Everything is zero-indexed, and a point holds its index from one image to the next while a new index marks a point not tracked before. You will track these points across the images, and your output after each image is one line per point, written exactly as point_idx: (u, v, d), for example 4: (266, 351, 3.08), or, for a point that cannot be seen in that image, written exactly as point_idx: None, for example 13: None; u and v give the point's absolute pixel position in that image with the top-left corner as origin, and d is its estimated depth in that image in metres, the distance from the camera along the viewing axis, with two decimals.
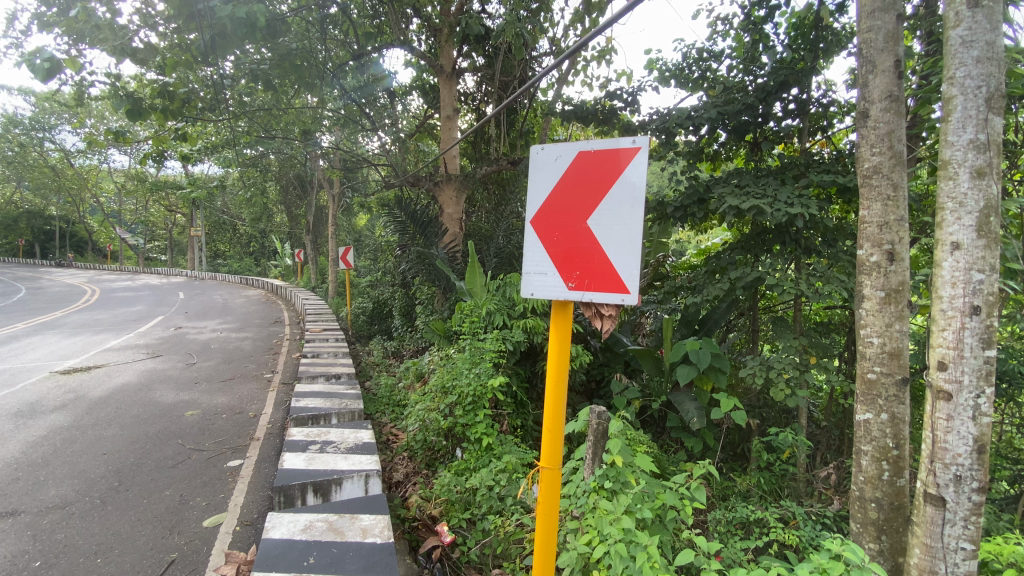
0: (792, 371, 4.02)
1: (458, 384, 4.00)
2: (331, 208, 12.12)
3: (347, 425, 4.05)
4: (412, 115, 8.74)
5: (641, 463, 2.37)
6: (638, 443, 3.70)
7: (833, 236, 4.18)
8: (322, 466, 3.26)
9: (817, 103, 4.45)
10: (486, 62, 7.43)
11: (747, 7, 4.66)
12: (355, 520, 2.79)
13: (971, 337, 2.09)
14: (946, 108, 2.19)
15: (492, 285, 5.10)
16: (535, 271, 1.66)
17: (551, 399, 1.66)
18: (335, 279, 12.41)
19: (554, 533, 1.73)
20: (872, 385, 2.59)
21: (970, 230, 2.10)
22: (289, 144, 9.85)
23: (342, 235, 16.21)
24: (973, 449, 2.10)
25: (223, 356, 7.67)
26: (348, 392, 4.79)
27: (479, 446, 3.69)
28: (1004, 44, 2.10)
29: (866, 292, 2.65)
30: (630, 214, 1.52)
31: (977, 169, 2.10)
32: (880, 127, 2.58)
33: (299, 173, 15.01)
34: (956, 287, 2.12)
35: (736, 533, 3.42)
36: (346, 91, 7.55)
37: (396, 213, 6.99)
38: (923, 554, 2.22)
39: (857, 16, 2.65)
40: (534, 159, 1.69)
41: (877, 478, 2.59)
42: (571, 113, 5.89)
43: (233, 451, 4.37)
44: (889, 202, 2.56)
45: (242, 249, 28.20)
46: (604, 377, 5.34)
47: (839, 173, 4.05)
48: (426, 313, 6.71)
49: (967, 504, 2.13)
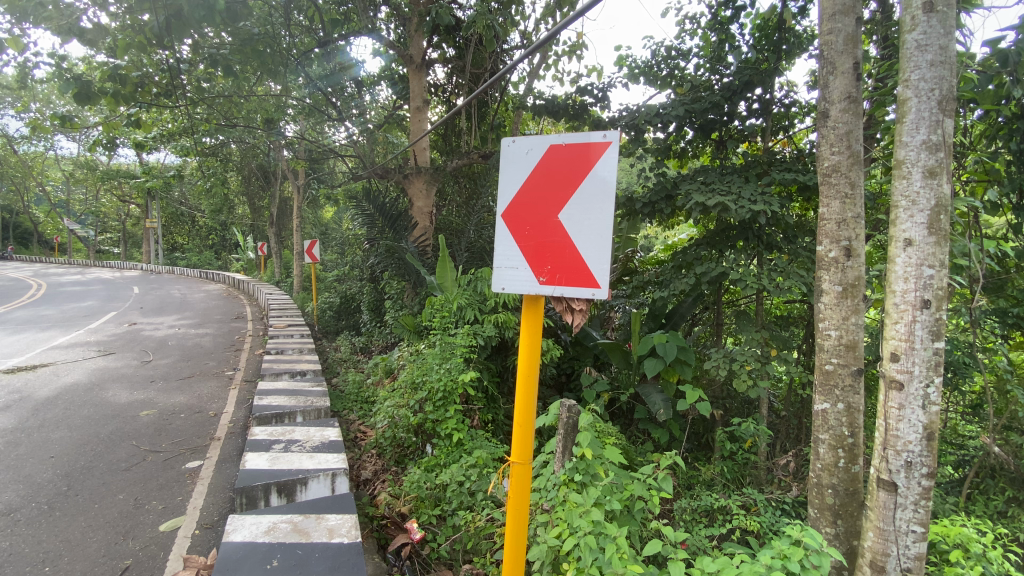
0: (755, 362, 4.15)
1: (428, 379, 3.92)
2: (296, 201, 11.74)
3: (313, 423, 3.95)
4: (381, 106, 8.53)
5: (610, 455, 2.40)
6: (606, 435, 3.77)
7: (792, 233, 4.34)
8: (287, 465, 3.18)
9: (780, 103, 4.58)
10: (457, 53, 7.29)
11: (714, 7, 4.77)
12: (322, 520, 2.73)
13: (922, 330, 2.19)
14: (900, 110, 2.29)
15: (462, 280, 5.01)
16: (506, 265, 1.64)
17: (522, 394, 1.65)
18: (300, 274, 12.09)
19: (525, 527, 1.72)
20: (830, 375, 2.70)
21: (921, 228, 2.20)
22: (252, 133, 9.52)
23: (308, 229, 15.88)
24: (922, 436, 2.21)
25: (182, 353, 7.36)
26: (314, 389, 4.67)
27: (449, 442, 3.64)
28: (955, 48, 2.20)
29: (825, 286, 2.74)
30: (601, 209, 1.52)
31: (929, 169, 2.20)
32: (840, 127, 2.66)
33: (262, 163, 14.50)
34: (908, 282, 2.22)
35: (701, 521, 3.54)
36: (312, 79, 7.34)
37: (364, 205, 6.80)
38: (877, 538, 2.33)
39: (819, 19, 2.73)
40: (505, 152, 1.67)
41: (833, 466, 2.70)
42: (542, 107, 5.81)
43: (192, 452, 4.21)
44: (847, 200, 2.66)
45: (200, 242, 27.15)
46: (574, 370, 5.39)
47: (799, 172, 4.19)
48: (395, 309, 6.60)
49: (917, 489, 2.24)
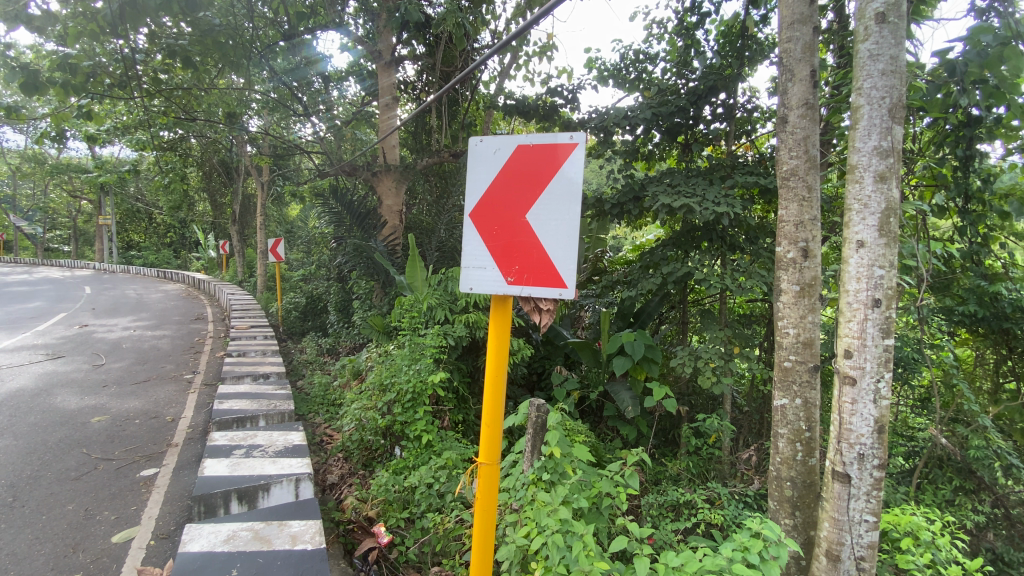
0: (719, 360, 4.26)
1: (397, 381, 3.85)
2: (259, 198, 11.34)
3: (276, 427, 3.83)
4: (349, 102, 8.34)
5: (578, 453, 2.42)
6: (575, 433, 3.81)
7: (754, 234, 4.49)
8: (248, 472, 3.08)
9: (743, 108, 4.72)
10: (427, 50, 7.17)
11: (681, 13, 4.88)
12: (284, 527, 2.65)
13: (873, 327, 2.30)
14: (854, 116, 2.39)
15: (432, 280, 4.95)
16: (473, 265, 1.63)
17: (490, 394, 1.64)
18: (264, 273, 11.72)
19: (493, 527, 1.71)
20: (788, 372, 2.79)
21: (872, 230, 2.30)
22: (213, 127, 9.17)
23: (273, 227, 15.42)
24: (873, 429, 2.32)
25: (137, 356, 7.03)
26: (277, 392, 4.53)
27: (418, 444, 3.59)
28: (905, 59, 2.31)
29: (784, 286, 2.84)
30: (567, 210, 1.53)
31: (880, 174, 2.30)
32: (798, 132, 2.76)
33: (224, 158, 13.96)
34: (860, 281, 2.32)
35: (668, 516, 3.61)
36: (276, 73, 7.12)
37: (331, 203, 6.67)
38: (832, 528, 2.43)
39: (778, 26, 2.82)
40: (472, 151, 1.65)
41: (791, 459, 2.80)
42: (512, 107, 5.81)
43: (148, 459, 4.02)
44: (804, 203, 2.76)
45: (158, 240, 26.04)
46: (544, 369, 5.41)
47: (761, 175, 4.32)
48: (363, 309, 6.47)
49: (868, 480, 2.34)
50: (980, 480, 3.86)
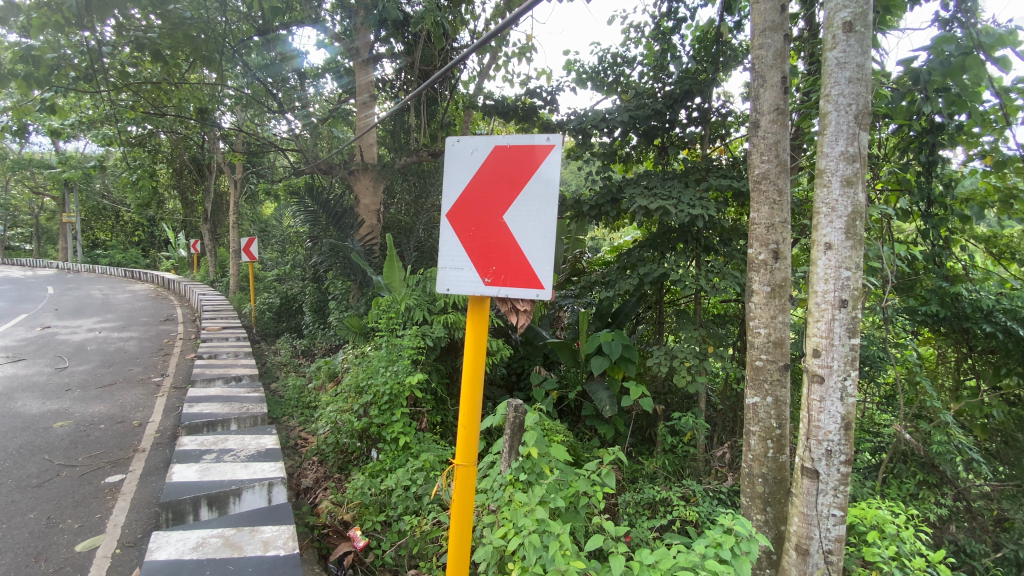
0: (693, 359, 4.34)
1: (373, 383, 3.79)
2: (232, 196, 11.04)
3: (248, 430, 3.74)
4: (326, 100, 8.19)
5: (556, 453, 2.43)
6: (553, 433, 3.83)
7: (727, 235, 4.58)
8: (218, 477, 3.00)
9: (717, 112, 4.82)
10: (405, 49, 7.07)
11: (657, 17, 4.95)
12: (256, 533, 2.59)
13: (840, 327, 2.37)
14: (822, 122, 2.45)
15: (410, 280, 4.90)
16: (450, 266, 1.62)
17: (467, 395, 1.64)
18: (237, 273, 11.42)
19: (470, 529, 1.70)
20: (760, 371, 2.85)
21: (839, 232, 2.37)
22: (183, 123, 8.91)
23: (246, 226, 15.05)
24: (841, 425, 2.39)
25: (103, 359, 6.78)
26: (250, 395, 4.43)
27: (395, 446, 3.56)
28: (870, 67, 2.39)
29: (755, 287, 2.90)
30: (544, 211, 1.54)
31: (846, 178, 2.38)
32: (769, 137, 2.83)
33: (195, 154, 13.56)
34: (828, 282, 2.39)
35: (644, 513, 3.66)
36: (250, 68, 6.95)
37: (307, 202, 6.55)
38: (801, 522, 2.49)
39: (751, 33, 2.88)
40: (449, 151, 1.65)
41: (763, 456, 2.86)
42: (491, 108, 5.81)
43: (113, 466, 3.88)
44: (775, 206, 2.83)
45: (126, 239, 25.17)
46: (523, 369, 5.42)
47: (734, 178, 4.40)
48: (339, 309, 6.37)
49: (836, 475, 2.41)
50: (943, 474, 4.02)
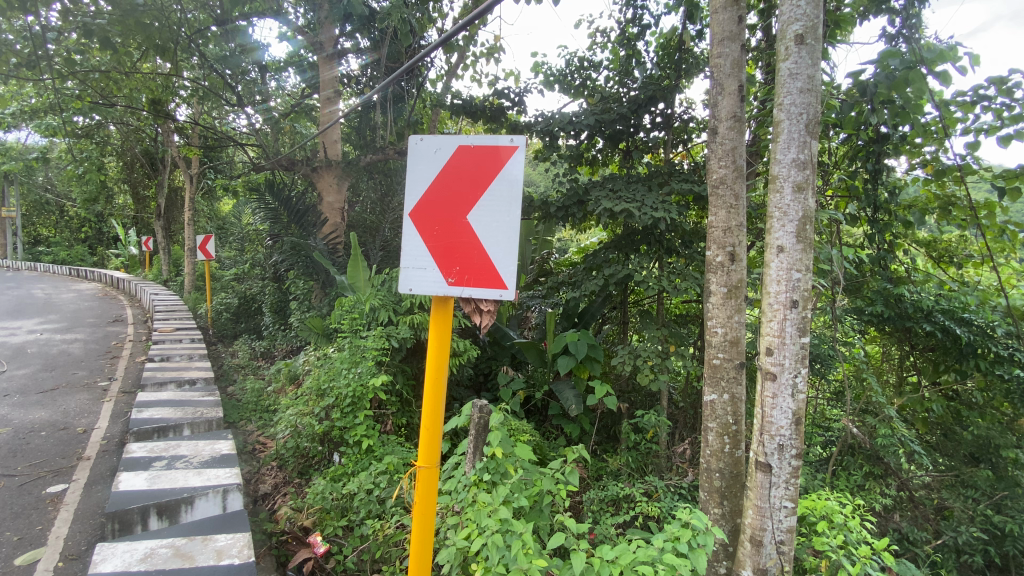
0: (656, 358, 4.44)
1: (336, 385, 3.70)
2: (187, 192, 10.54)
3: (202, 436, 3.60)
4: (288, 94, 7.93)
5: (520, 452, 2.43)
6: (519, 432, 3.85)
7: (688, 238, 4.71)
8: (169, 484, 2.88)
9: (680, 118, 4.94)
10: (371, 45, 6.93)
11: (623, 23, 5.04)
12: (209, 542, 2.50)
13: (791, 326, 2.47)
14: (775, 130, 2.56)
15: (376, 280, 4.81)
16: (413, 266, 1.60)
17: (430, 396, 1.62)
18: (192, 271, 10.94)
19: (432, 530, 1.69)
20: (717, 369, 2.94)
21: (791, 236, 2.48)
22: (134, 114, 8.47)
23: (202, 223, 14.42)
24: (792, 420, 2.50)
25: (44, 362, 6.38)
26: (204, 399, 4.25)
27: (358, 450, 3.50)
28: (820, 79, 2.50)
29: (713, 288, 2.99)
30: (508, 211, 1.55)
31: (797, 184, 2.48)
32: (726, 143, 2.94)
33: (147, 147, 12.92)
34: (780, 283, 2.49)
35: (608, 510, 3.73)
36: (207, 59, 6.67)
37: (268, 199, 6.33)
38: (755, 515, 2.59)
39: (710, 41, 2.97)
40: (412, 149, 1.63)
41: (720, 451, 2.95)
42: (459, 107, 5.77)
43: (55, 475, 3.66)
44: (731, 210, 2.92)
45: (69, 235, 23.65)
46: (491, 370, 5.40)
47: (695, 183, 4.54)
48: (301, 310, 6.21)
49: (787, 468, 2.52)
50: (888, 466, 4.26)
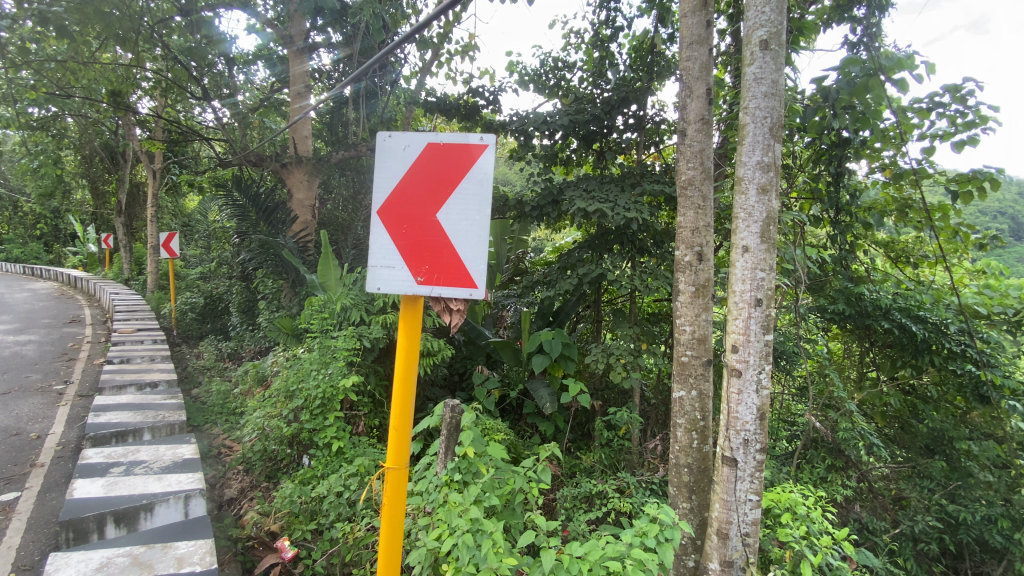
0: (628, 356, 4.50)
1: (304, 387, 3.62)
2: (149, 187, 10.14)
3: (164, 440, 3.48)
4: (257, 88, 7.74)
5: (492, 451, 2.43)
6: (493, 431, 3.84)
7: (660, 238, 4.78)
8: (127, 491, 2.77)
9: (652, 119, 5.01)
10: (343, 40, 6.81)
11: (596, 25, 5.09)
12: (169, 549, 2.42)
13: (756, 324, 2.54)
14: (740, 133, 2.62)
15: (347, 279, 4.73)
16: (381, 264, 1.57)
17: (399, 396, 1.60)
18: (155, 270, 10.55)
19: (401, 532, 1.67)
20: (686, 366, 3.00)
21: (755, 236, 2.55)
22: (93, 105, 8.11)
23: (166, 220, 13.91)
24: (756, 416, 2.56)
25: None
26: (166, 402, 4.11)
27: (328, 452, 3.43)
28: (783, 84, 2.57)
29: (681, 287, 3.05)
30: (477, 210, 1.54)
31: (761, 186, 2.55)
32: (694, 145, 2.99)
33: (107, 140, 12.38)
34: (745, 282, 2.56)
35: (581, 507, 3.77)
36: (171, 50, 6.45)
37: (235, 196, 6.16)
38: (722, 508, 2.65)
39: (680, 45, 3.02)
40: (380, 146, 1.61)
41: (688, 446, 3.00)
42: (433, 105, 5.73)
43: (5, 483, 3.49)
44: (699, 210, 2.98)
45: (22, 231, 22.47)
46: (465, 369, 5.38)
47: (666, 184, 4.62)
48: (269, 309, 6.06)
49: (752, 462, 2.59)
50: (849, 458, 4.42)
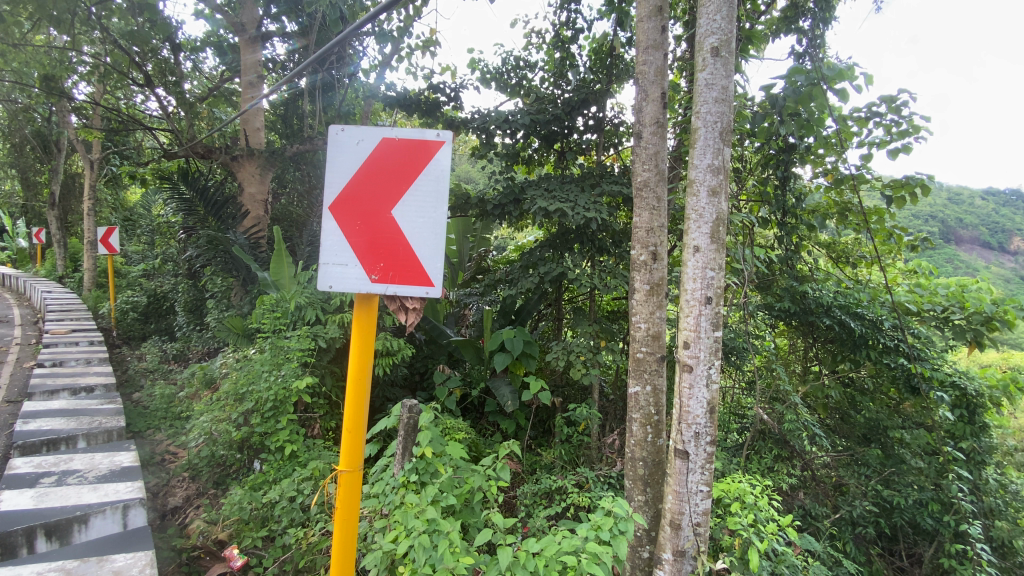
0: (588, 353, 4.56)
1: (255, 389, 3.48)
2: (85, 178, 9.49)
3: (100, 448, 3.29)
4: (206, 76, 7.38)
5: (450, 450, 2.43)
6: (454, 431, 3.82)
7: (618, 237, 4.88)
8: (59, 502, 2.59)
9: (611, 121, 5.11)
10: (299, 30, 6.59)
11: (557, 26, 5.13)
12: (105, 562, 2.29)
13: (706, 321, 2.64)
14: (692, 137, 2.71)
15: (301, 277, 4.58)
16: (334, 262, 1.52)
17: (353, 397, 1.57)
18: (93, 267, 9.92)
19: (355, 536, 1.63)
20: (641, 362, 3.07)
21: (706, 237, 2.64)
22: (21, 89, 7.53)
23: (106, 215, 13.10)
24: (706, 409, 2.67)
25: None
26: (103, 407, 3.88)
27: (281, 456, 3.33)
28: (733, 90, 2.67)
29: (637, 286, 3.12)
30: (434, 207, 1.54)
31: (712, 188, 2.64)
32: (650, 147, 3.07)
33: (39, 128, 11.55)
34: (696, 281, 2.65)
35: (541, 503, 3.81)
36: (110, 33, 6.06)
37: (181, 189, 5.85)
38: (675, 500, 2.73)
39: (636, 49, 3.09)
40: (332, 139, 1.56)
41: (643, 440, 3.08)
42: (393, 100, 5.63)
43: None
44: (654, 211, 3.06)
45: None
46: (426, 369, 5.32)
47: (624, 185, 4.72)
48: (219, 309, 5.82)
49: (702, 454, 2.68)
50: (793, 449, 4.65)
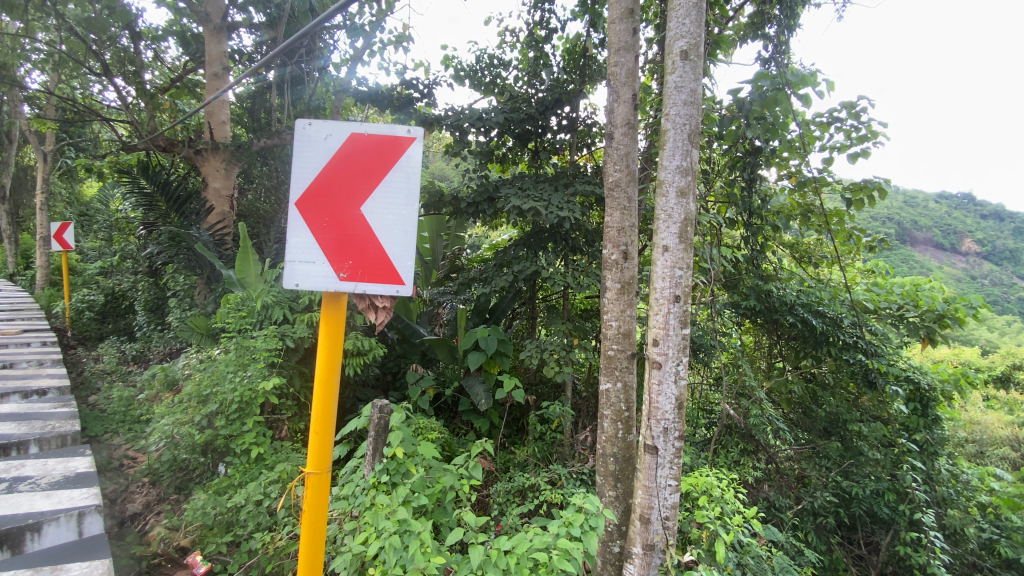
0: (561, 351, 4.59)
1: (219, 391, 3.37)
2: (37, 171, 9.02)
3: (53, 454, 3.14)
4: (167, 67, 7.10)
5: (422, 450, 2.41)
6: (426, 430, 3.80)
7: (591, 237, 4.93)
8: (8, 510, 2.46)
9: (584, 121, 5.15)
10: (266, 21, 6.41)
11: (531, 25, 5.14)
12: (59, 573, 2.18)
13: (674, 319, 2.69)
14: (662, 139, 2.76)
15: (269, 275, 4.47)
16: (300, 259, 1.49)
17: (321, 396, 1.54)
18: (45, 265, 9.43)
19: (323, 539, 1.60)
20: (612, 359, 3.11)
21: (674, 237, 2.69)
22: None
23: (60, 210, 12.49)
24: (674, 405, 2.72)
25: None
26: (56, 411, 3.70)
27: (246, 459, 3.24)
28: (701, 93, 2.73)
29: (608, 284, 3.16)
30: (404, 204, 1.52)
31: (680, 189, 2.70)
32: (621, 148, 3.11)
33: None
34: (665, 280, 2.70)
35: (513, 501, 3.82)
36: (64, 18, 5.77)
37: (140, 183, 5.62)
38: (644, 494, 2.78)
39: (608, 50, 3.13)
40: (299, 134, 1.52)
41: (614, 436, 3.12)
42: (364, 95, 5.53)
43: None
44: (625, 211, 3.11)
45: None
46: (399, 368, 5.26)
47: (596, 185, 4.77)
48: (181, 308, 5.63)
49: (671, 449, 2.74)
50: (758, 443, 4.79)
